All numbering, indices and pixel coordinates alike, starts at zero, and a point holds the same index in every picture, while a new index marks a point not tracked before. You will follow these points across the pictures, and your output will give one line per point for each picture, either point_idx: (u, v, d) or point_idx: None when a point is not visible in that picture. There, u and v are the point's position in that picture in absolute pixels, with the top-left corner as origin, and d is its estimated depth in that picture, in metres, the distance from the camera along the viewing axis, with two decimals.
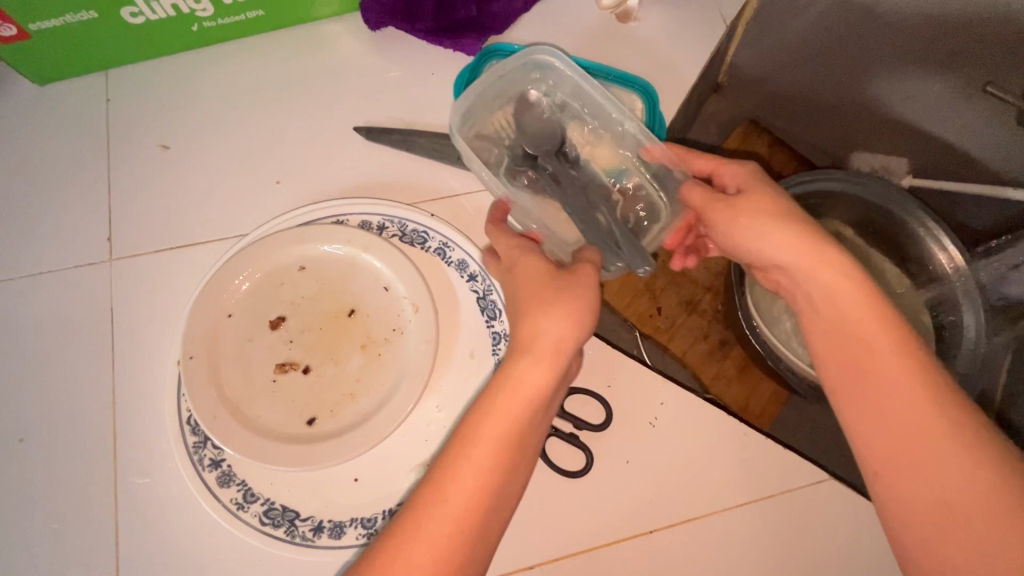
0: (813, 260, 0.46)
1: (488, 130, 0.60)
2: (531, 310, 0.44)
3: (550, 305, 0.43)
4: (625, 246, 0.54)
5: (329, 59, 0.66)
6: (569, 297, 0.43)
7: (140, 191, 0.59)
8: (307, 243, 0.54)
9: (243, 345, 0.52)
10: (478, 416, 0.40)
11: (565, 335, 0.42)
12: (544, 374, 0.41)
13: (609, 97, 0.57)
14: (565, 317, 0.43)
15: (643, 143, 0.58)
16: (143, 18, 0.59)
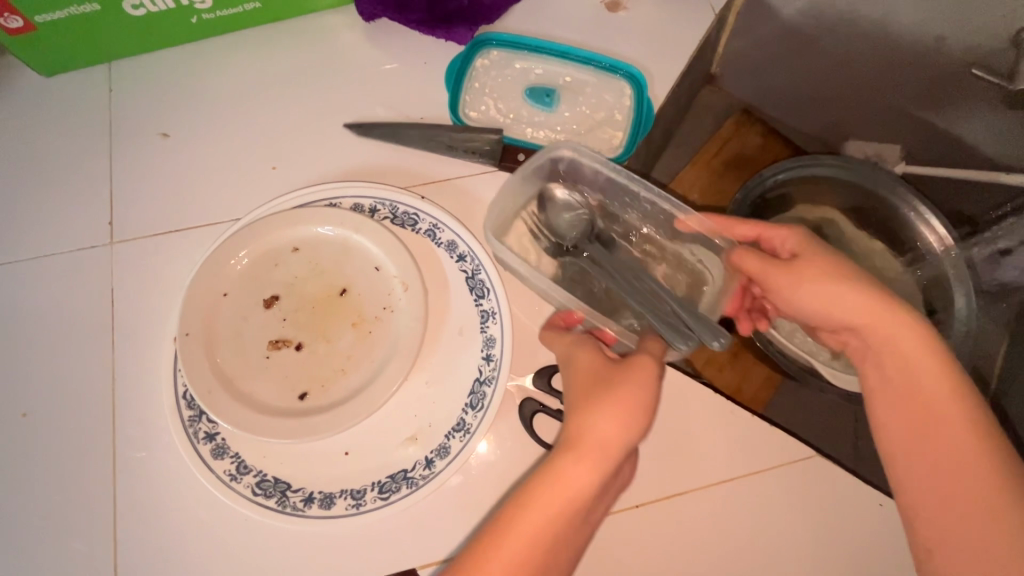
0: (891, 327, 0.45)
1: (515, 222, 0.59)
2: (591, 400, 0.44)
3: (605, 397, 0.43)
4: (694, 326, 0.53)
5: (325, 49, 0.68)
6: (629, 385, 0.43)
7: (141, 177, 0.61)
8: (301, 225, 0.56)
9: (238, 323, 0.53)
10: (525, 498, 0.41)
11: (620, 429, 0.42)
12: (593, 474, 0.41)
13: (634, 179, 0.58)
14: (625, 404, 0.43)
15: (674, 215, 0.59)
16: (144, 11, 0.60)
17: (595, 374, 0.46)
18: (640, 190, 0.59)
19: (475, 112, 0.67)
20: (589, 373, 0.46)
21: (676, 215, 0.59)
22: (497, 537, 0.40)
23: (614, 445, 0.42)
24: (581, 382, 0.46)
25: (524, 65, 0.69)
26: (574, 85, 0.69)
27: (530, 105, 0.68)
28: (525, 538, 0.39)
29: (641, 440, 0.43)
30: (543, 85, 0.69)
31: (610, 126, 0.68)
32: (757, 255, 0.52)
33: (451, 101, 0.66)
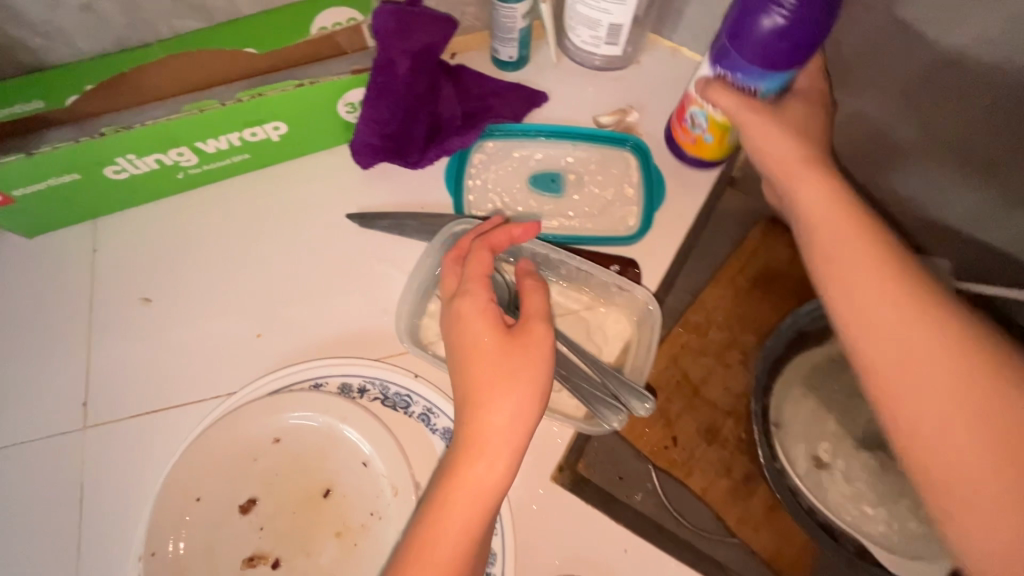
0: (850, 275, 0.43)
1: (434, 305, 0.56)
2: (491, 387, 0.43)
3: (502, 383, 0.43)
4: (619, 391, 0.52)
5: (318, 197, 0.64)
6: (527, 371, 0.43)
7: (118, 349, 0.57)
8: (282, 413, 0.51)
9: (209, 535, 0.48)
10: (441, 517, 0.41)
11: (513, 413, 0.42)
12: (502, 473, 0.42)
13: (537, 244, 0.56)
14: (525, 387, 0.43)
15: (587, 273, 0.56)
16: (127, 174, 0.58)
17: (484, 358, 0.44)
18: (550, 253, 0.56)
19: (480, 212, 0.63)
20: (481, 359, 0.44)
21: (589, 272, 0.56)
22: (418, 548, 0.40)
23: (515, 431, 0.42)
24: (472, 367, 0.44)
25: (525, 153, 0.65)
26: (579, 165, 0.64)
27: (537, 193, 0.63)
28: (454, 550, 0.40)
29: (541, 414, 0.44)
30: (546, 170, 0.64)
31: (621, 204, 0.63)
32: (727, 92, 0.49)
33: (456, 200, 0.63)
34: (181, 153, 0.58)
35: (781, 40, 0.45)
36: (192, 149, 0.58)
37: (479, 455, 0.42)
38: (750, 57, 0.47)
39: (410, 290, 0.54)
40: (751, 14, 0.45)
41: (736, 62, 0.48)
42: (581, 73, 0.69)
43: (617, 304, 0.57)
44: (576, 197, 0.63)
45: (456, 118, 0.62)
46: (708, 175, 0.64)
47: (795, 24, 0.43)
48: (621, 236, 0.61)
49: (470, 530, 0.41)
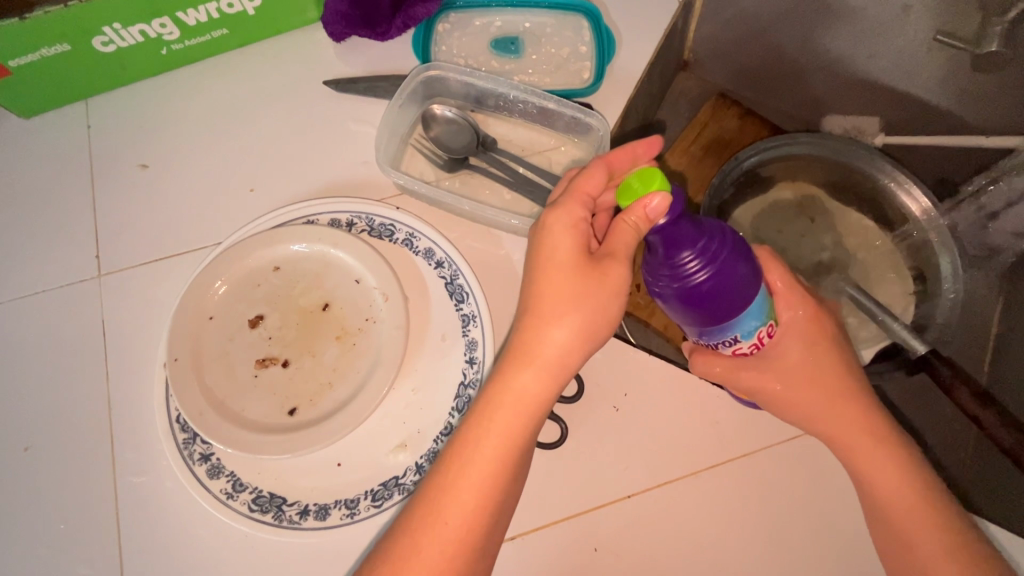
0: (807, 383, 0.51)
1: (411, 150, 0.63)
2: (542, 305, 0.46)
3: (568, 309, 0.45)
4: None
5: (295, 70, 0.68)
6: (587, 298, 0.45)
7: (122, 208, 0.62)
8: (278, 244, 0.57)
9: (224, 345, 0.54)
10: (494, 413, 0.45)
11: (573, 341, 0.46)
12: (542, 385, 0.45)
13: (497, 83, 0.61)
14: (581, 311, 0.45)
15: (545, 107, 0.62)
16: (114, 47, 0.62)
17: (563, 277, 0.46)
18: (510, 94, 0.62)
19: None
20: (554, 274, 0.46)
21: (546, 107, 0.62)
22: (468, 456, 0.44)
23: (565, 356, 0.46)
24: (545, 281, 0.46)
25: (484, 21, 0.70)
26: (536, 29, 0.70)
27: (498, 56, 0.69)
28: (496, 454, 0.44)
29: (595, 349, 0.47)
30: (505, 35, 0.70)
31: (576, 60, 0.69)
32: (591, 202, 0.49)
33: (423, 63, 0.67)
34: (164, 24, 0.62)
35: (733, 291, 0.42)
36: (173, 20, 0.62)
37: (525, 367, 0.46)
38: (730, 311, 0.43)
39: (385, 126, 0.60)
40: (714, 303, 0.43)
41: (727, 328, 0.45)
42: None
43: (573, 136, 0.63)
44: (534, 58, 0.69)
45: None
46: (653, 33, 0.70)
47: (733, 266, 0.42)
48: (577, 87, 0.68)
49: (514, 433, 0.45)
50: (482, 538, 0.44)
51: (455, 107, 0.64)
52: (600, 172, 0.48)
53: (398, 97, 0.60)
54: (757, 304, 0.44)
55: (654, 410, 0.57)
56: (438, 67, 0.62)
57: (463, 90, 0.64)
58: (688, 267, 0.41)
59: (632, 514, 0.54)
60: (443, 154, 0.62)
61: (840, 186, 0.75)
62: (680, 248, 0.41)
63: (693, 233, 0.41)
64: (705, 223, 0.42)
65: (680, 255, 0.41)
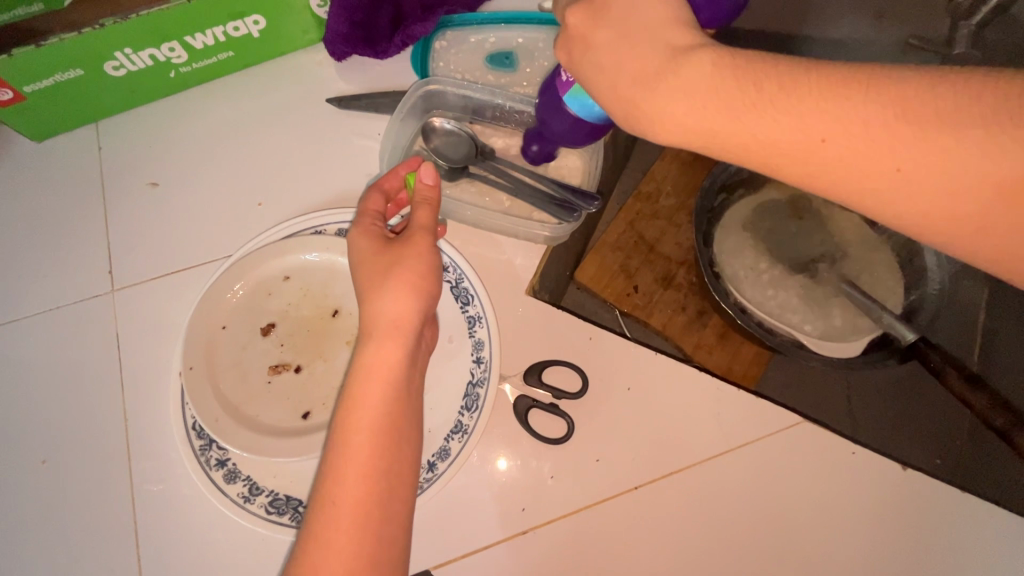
0: None
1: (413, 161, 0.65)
2: (369, 286, 0.49)
3: (388, 278, 0.48)
4: (572, 200, 0.62)
5: (299, 88, 0.71)
6: (398, 265, 0.49)
7: (133, 225, 0.64)
8: (289, 254, 0.59)
9: (239, 353, 0.56)
10: (364, 376, 0.45)
11: (404, 302, 0.47)
12: (397, 347, 0.46)
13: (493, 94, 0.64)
14: (403, 275, 0.48)
15: None
16: (125, 71, 0.64)
17: (367, 262, 0.50)
18: (507, 104, 0.65)
19: None
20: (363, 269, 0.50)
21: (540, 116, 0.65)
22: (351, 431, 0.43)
23: (404, 318, 0.47)
24: (363, 270, 0.50)
25: (479, 37, 0.73)
26: (529, 45, 0.73)
27: (493, 70, 0.72)
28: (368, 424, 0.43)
29: (430, 307, 0.49)
30: (500, 51, 0.73)
31: None
32: (371, 231, 0.53)
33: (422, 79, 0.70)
34: (173, 48, 0.65)
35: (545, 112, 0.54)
36: (182, 44, 0.65)
37: (372, 339, 0.47)
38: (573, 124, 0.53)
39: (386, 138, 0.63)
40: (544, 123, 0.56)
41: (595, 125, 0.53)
42: None
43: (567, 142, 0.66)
44: (528, 71, 0.72)
45: (417, 9, 0.70)
46: None
47: (547, 115, 0.54)
48: None
49: (393, 384, 0.45)
50: (406, 474, 0.44)
51: (454, 119, 0.66)
52: (379, 197, 0.56)
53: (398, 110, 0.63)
54: (578, 108, 0.51)
55: (658, 402, 0.58)
56: (437, 81, 0.64)
57: (460, 103, 0.66)
58: (536, 150, 0.62)
59: (638, 505, 0.55)
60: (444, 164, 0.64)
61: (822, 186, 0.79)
62: (529, 148, 0.62)
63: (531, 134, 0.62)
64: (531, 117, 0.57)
65: (533, 147, 0.62)
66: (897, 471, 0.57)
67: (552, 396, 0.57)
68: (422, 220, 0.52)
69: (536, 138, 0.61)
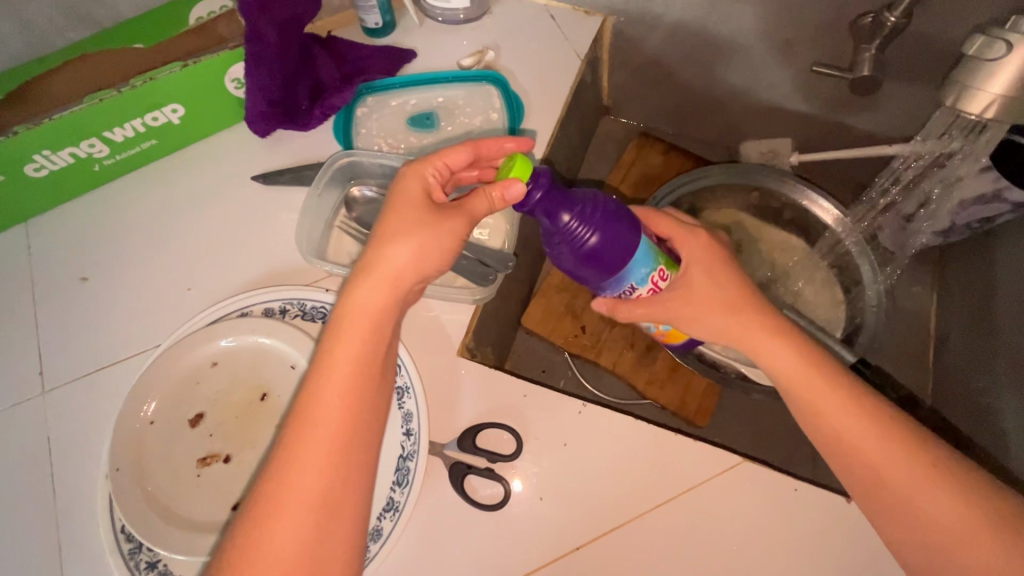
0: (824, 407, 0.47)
1: (338, 231, 0.66)
2: (389, 230, 0.48)
3: (409, 234, 0.47)
4: (490, 264, 0.64)
5: (224, 168, 0.72)
6: (431, 229, 0.48)
7: (64, 322, 0.64)
8: (214, 339, 0.59)
9: (167, 447, 0.55)
10: (339, 341, 0.45)
11: (410, 263, 0.47)
12: (388, 300, 0.47)
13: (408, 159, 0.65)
14: (426, 240, 0.48)
15: None
16: (46, 171, 0.65)
17: (401, 210, 0.48)
18: None
19: None
20: (410, 219, 0.48)
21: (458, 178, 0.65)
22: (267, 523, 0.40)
23: (407, 275, 0.47)
24: (394, 212, 0.49)
25: (400, 100, 0.75)
26: (449, 102, 0.75)
27: (415, 131, 0.73)
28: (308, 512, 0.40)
29: (426, 278, 0.49)
30: (421, 111, 0.74)
31: (490, 126, 0.73)
32: (426, 177, 0.50)
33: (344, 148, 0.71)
34: (93, 144, 0.65)
35: (616, 226, 0.47)
36: (101, 139, 0.66)
37: (366, 284, 0.47)
38: (623, 263, 0.49)
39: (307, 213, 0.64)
40: (606, 231, 0.47)
41: (620, 280, 0.50)
42: (443, 28, 0.80)
43: None
44: (450, 129, 0.73)
45: (335, 79, 0.72)
46: (561, 93, 0.76)
47: (613, 226, 0.47)
48: None
49: (371, 344, 0.45)
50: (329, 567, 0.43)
51: (376, 186, 0.67)
52: (465, 154, 0.52)
53: (317, 184, 0.64)
54: (642, 252, 0.49)
55: (597, 454, 0.58)
56: (355, 154, 0.66)
57: (381, 170, 0.67)
58: (568, 225, 0.46)
59: (581, 566, 0.54)
60: (367, 232, 0.65)
61: (761, 204, 0.78)
62: (561, 213, 0.46)
63: (567, 199, 0.46)
64: (582, 195, 0.47)
65: (560, 215, 0.46)
66: (844, 504, 0.56)
67: (488, 460, 0.56)
68: (472, 210, 0.48)
69: (572, 211, 0.46)
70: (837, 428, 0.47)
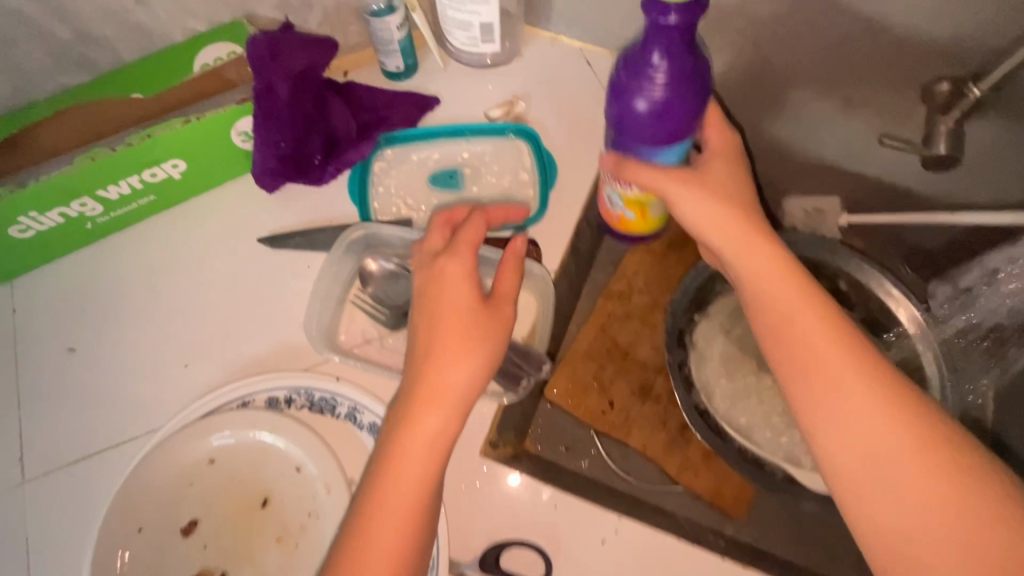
0: (919, 466, 0.38)
1: (351, 306, 0.60)
2: (438, 349, 0.46)
3: (455, 349, 0.46)
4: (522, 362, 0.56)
5: (228, 226, 0.66)
6: (478, 338, 0.47)
7: (47, 400, 0.59)
8: (212, 434, 0.53)
9: (156, 562, 0.50)
10: (420, 408, 0.45)
11: (466, 375, 0.46)
12: (446, 419, 0.45)
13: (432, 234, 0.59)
14: (472, 351, 0.46)
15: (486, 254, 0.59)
16: (33, 231, 0.59)
17: (450, 317, 0.47)
18: None
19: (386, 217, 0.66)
20: (461, 322, 0.47)
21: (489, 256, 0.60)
22: None
23: (472, 388, 0.46)
24: (441, 325, 0.47)
25: (421, 154, 0.68)
26: (475, 158, 0.68)
27: (437, 191, 0.67)
28: None
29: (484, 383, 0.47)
30: (444, 168, 0.68)
31: (519, 188, 0.67)
32: (463, 277, 0.49)
33: (360, 210, 0.65)
34: (85, 203, 0.59)
35: (684, 107, 0.47)
36: (94, 198, 0.60)
37: (425, 409, 0.45)
38: (648, 142, 0.50)
39: (320, 287, 0.58)
40: (679, 100, 0.47)
41: (647, 151, 0.51)
42: (469, 72, 0.73)
43: None
44: (475, 189, 0.67)
45: (351, 131, 0.65)
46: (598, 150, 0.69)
47: (678, 93, 0.47)
48: None
49: (435, 461, 0.44)
50: None
51: (394, 257, 0.61)
52: (479, 222, 0.52)
53: (332, 257, 0.59)
54: (678, 148, 0.51)
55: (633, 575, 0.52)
56: (374, 224, 0.60)
57: (401, 240, 0.61)
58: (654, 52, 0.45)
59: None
60: (383, 310, 0.59)
61: (839, 294, 0.70)
62: (652, 49, 0.45)
63: (680, 49, 0.45)
64: (695, 60, 0.46)
65: (654, 53, 0.45)
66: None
67: None
68: (504, 291, 0.50)
69: (665, 54, 0.45)
70: (927, 503, 0.37)
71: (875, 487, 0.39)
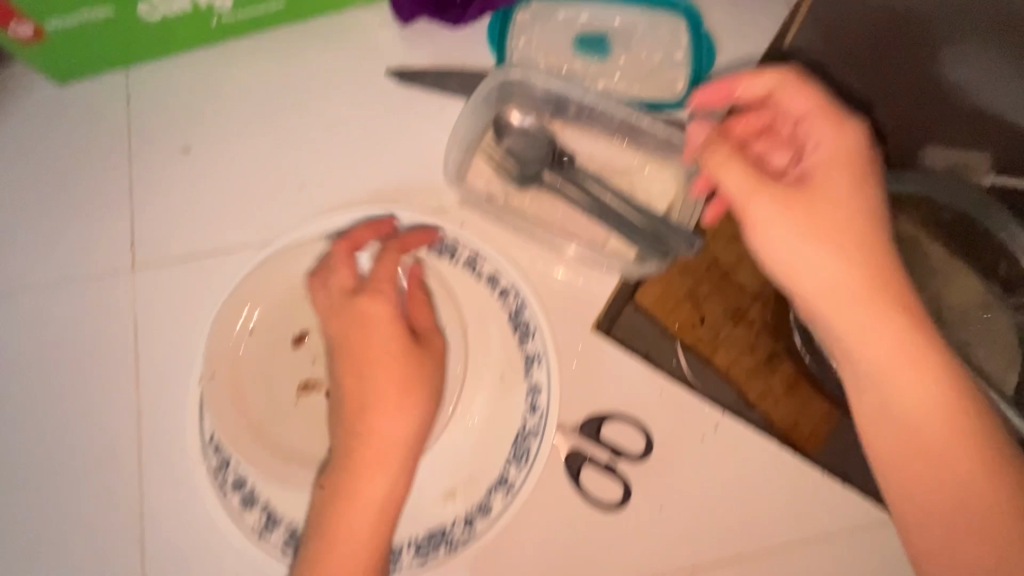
0: (967, 454, 0.40)
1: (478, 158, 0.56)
2: (375, 403, 0.44)
3: (381, 397, 0.44)
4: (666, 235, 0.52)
5: (356, 52, 0.61)
6: (399, 371, 0.45)
7: (159, 195, 0.57)
8: (331, 254, 0.52)
9: (265, 367, 0.50)
10: (356, 477, 0.43)
11: (402, 426, 0.44)
12: (406, 423, 0.44)
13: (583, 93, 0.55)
14: (390, 400, 0.44)
15: (636, 122, 0.55)
16: (158, 14, 0.55)
17: (372, 333, 0.46)
18: (599, 104, 0.55)
19: None
20: (393, 368, 0.45)
21: (641, 124, 0.54)
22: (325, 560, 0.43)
23: (401, 438, 0.44)
24: (356, 379, 0.45)
25: (570, 13, 0.62)
26: (627, 27, 0.62)
27: (581, 56, 0.62)
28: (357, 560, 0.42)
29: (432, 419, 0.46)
30: (592, 32, 0.62)
31: (670, 67, 0.61)
32: (370, 338, 0.45)
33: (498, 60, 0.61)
34: None
35: None
36: None
37: (376, 414, 0.44)
38: None
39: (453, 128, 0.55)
40: None
41: None
42: None
43: (663, 154, 0.56)
44: (621, 60, 0.62)
45: None
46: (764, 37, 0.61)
47: None
48: (667, 99, 0.60)
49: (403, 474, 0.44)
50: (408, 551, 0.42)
51: (532, 113, 0.57)
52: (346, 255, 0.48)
53: (471, 100, 0.54)
54: None
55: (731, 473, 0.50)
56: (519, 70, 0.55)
57: (542, 94, 0.56)
58: None
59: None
60: (512, 166, 0.55)
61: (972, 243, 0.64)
62: None
63: None
64: None
65: None
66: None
67: (610, 456, 0.50)
68: (423, 321, 0.48)
69: None
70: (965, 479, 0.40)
71: (890, 376, 0.42)
